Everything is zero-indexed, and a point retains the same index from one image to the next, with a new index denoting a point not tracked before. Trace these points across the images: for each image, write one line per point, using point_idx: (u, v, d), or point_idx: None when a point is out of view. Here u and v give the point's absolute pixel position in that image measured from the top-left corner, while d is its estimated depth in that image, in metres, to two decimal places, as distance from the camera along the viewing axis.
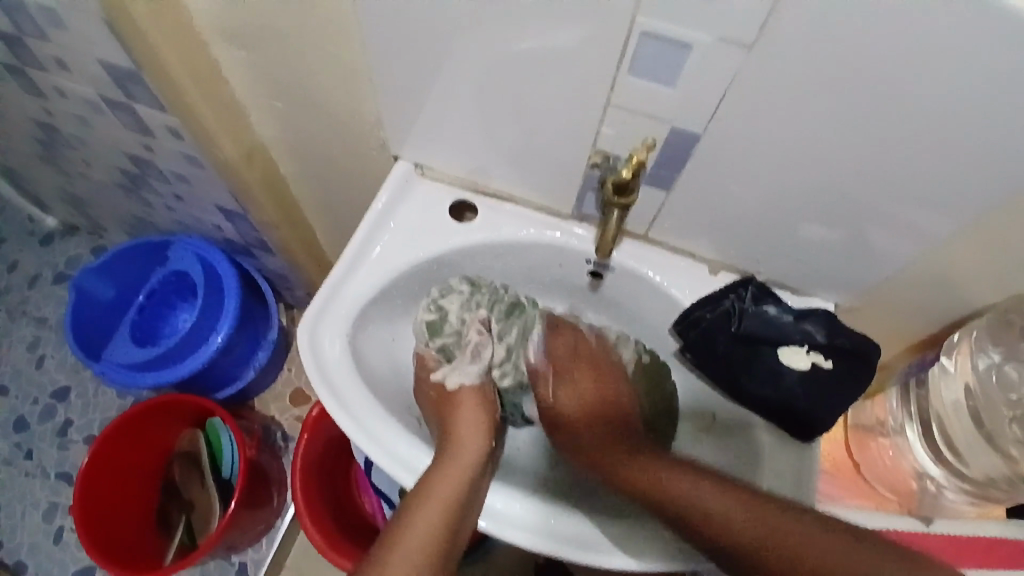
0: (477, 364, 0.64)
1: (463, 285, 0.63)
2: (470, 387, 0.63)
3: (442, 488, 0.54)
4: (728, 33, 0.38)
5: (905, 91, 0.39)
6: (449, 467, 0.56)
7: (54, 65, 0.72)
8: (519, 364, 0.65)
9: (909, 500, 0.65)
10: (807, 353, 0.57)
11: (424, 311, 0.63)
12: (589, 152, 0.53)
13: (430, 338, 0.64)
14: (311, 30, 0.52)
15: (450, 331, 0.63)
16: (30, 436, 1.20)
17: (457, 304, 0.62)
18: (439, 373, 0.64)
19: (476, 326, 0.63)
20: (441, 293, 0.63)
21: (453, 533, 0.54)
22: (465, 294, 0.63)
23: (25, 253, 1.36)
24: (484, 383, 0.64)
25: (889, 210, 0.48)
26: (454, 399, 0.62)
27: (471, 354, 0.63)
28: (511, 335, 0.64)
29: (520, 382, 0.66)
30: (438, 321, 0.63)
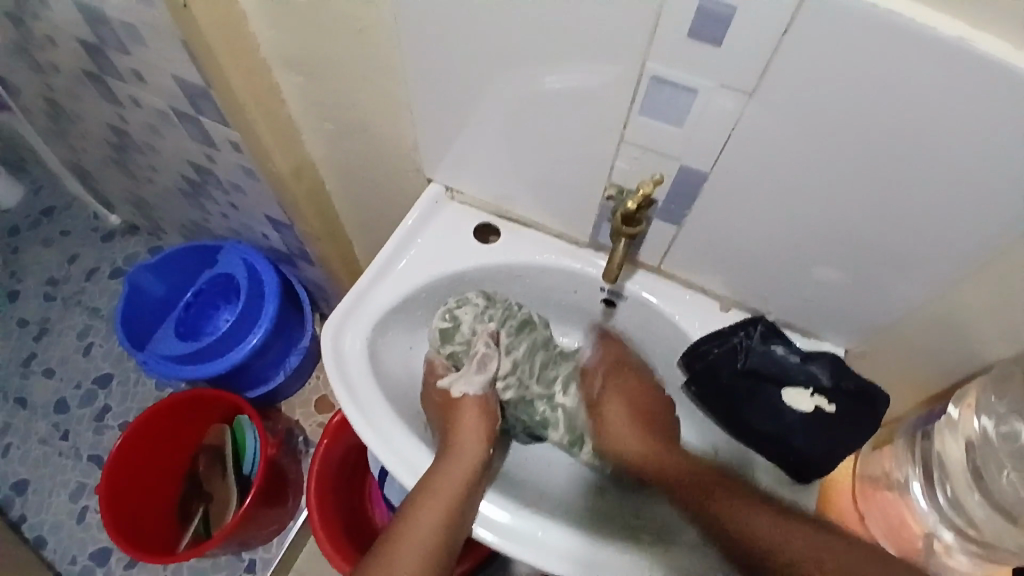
0: (483, 376, 0.66)
1: (478, 297, 0.67)
2: (473, 395, 0.66)
3: (441, 492, 0.58)
4: (730, 80, 0.41)
5: (901, 141, 0.40)
6: (449, 466, 0.60)
7: (135, 79, 0.81)
8: (522, 380, 0.68)
9: (910, 555, 0.62)
10: (810, 395, 0.57)
11: (440, 319, 0.67)
12: (606, 185, 0.56)
13: (442, 344, 0.67)
14: (359, 59, 0.57)
15: (460, 340, 0.67)
16: (69, 417, 1.29)
17: (471, 314, 0.66)
18: (445, 380, 0.66)
19: (487, 338, 0.66)
20: (457, 303, 0.67)
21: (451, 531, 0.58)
22: (478, 307, 0.67)
23: (87, 248, 1.47)
24: (488, 394, 0.67)
25: (893, 256, 0.49)
26: (458, 404, 0.65)
27: (479, 363, 0.66)
28: (518, 351, 0.67)
29: (522, 397, 0.68)
30: (451, 330, 0.66)
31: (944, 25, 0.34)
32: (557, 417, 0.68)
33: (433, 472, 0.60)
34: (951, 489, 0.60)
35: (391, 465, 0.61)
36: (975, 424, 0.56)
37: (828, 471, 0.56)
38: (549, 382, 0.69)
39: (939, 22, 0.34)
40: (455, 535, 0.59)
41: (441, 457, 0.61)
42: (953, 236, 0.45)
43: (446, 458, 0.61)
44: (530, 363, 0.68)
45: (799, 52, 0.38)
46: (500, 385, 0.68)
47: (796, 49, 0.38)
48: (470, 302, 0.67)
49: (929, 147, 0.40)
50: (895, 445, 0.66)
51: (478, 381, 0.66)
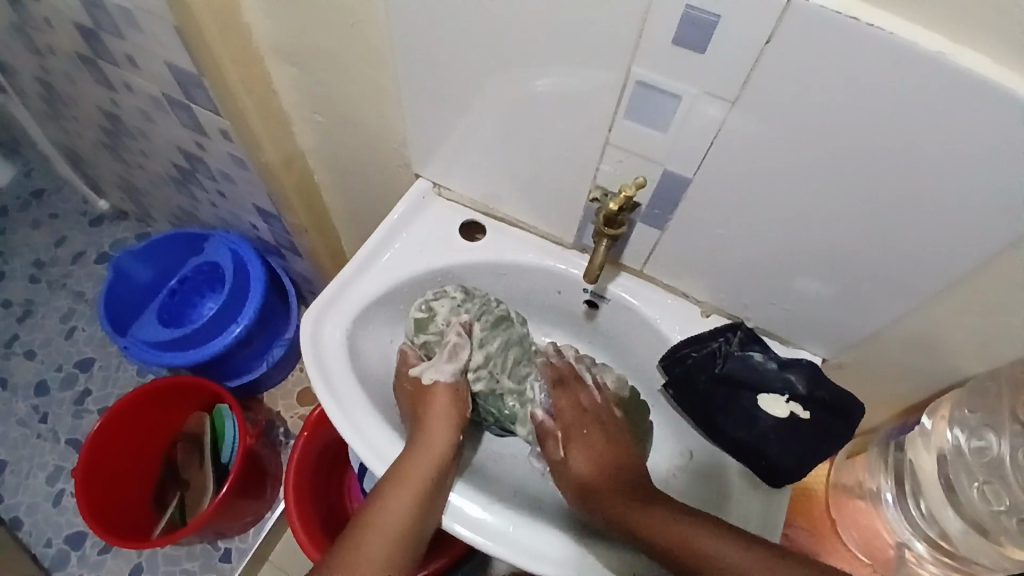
0: (452, 369, 0.65)
1: (455, 291, 0.67)
2: (444, 383, 0.65)
3: (410, 481, 0.58)
4: (714, 87, 0.42)
5: (877, 153, 0.41)
6: (417, 455, 0.59)
7: (127, 62, 0.81)
8: (494, 373, 0.67)
9: (884, 566, 0.66)
10: (786, 402, 0.58)
11: (416, 310, 0.66)
12: (590, 186, 0.57)
13: (415, 334, 0.67)
14: (350, 51, 0.57)
15: (434, 330, 0.66)
16: (49, 400, 1.27)
17: (448, 307, 0.66)
18: (417, 368, 0.66)
19: (460, 329, 0.65)
20: (434, 295, 0.67)
21: (421, 520, 0.58)
22: (455, 300, 0.66)
23: (75, 231, 1.46)
24: (458, 383, 0.66)
25: (866, 265, 0.50)
26: (428, 392, 0.65)
27: (450, 355, 0.66)
28: (490, 343, 0.66)
29: (492, 390, 0.67)
30: (425, 320, 0.66)
31: (924, 41, 0.35)
32: (526, 414, 0.67)
33: (402, 460, 0.59)
34: (926, 505, 0.61)
35: (363, 453, 0.61)
36: (948, 436, 0.57)
37: (799, 478, 0.55)
38: (521, 378, 0.68)
39: (919, 38, 0.35)
40: (425, 522, 0.58)
41: (410, 445, 0.60)
42: (926, 250, 0.46)
43: (415, 442, 0.60)
44: (504, 356, 0.67)
45: (781, 62, 0.38)
46: (472, 380, 0.67)
47: (778, 60, 0.38)
48: (450, 291, 0.67)
49: (905, 159, 0.41)
50: (868, 455, 0.67)
51: (446, 373, 0.65)
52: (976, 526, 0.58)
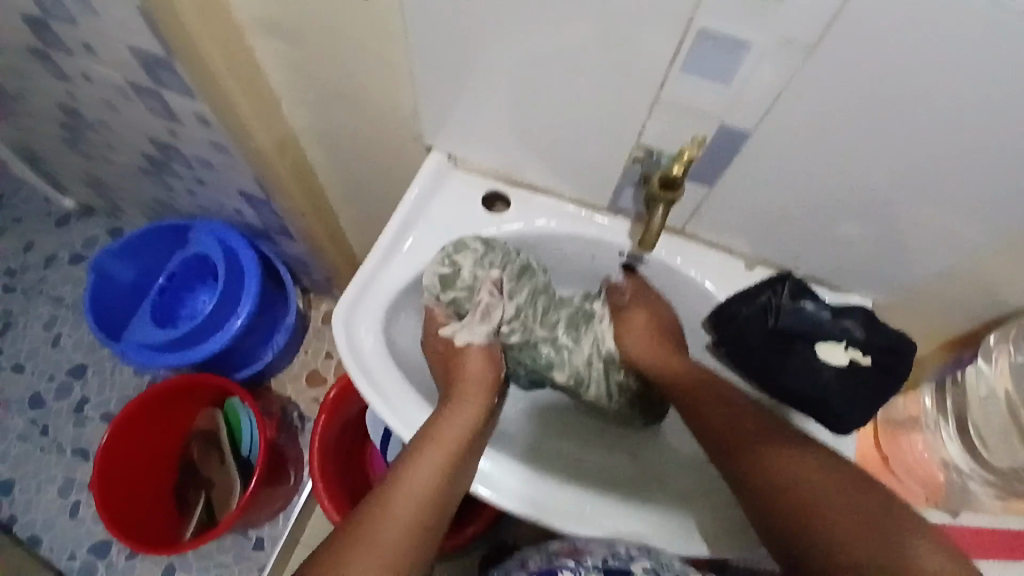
0: (488, 330, 0.64)
1: (475, 242, 0.61)
2: (479, 344, 0.64)
3: (447, 439, 0.55)
4: (792, 34, 0.38)
5: (962, 97, 0.38)
6: (455, 414, 0.57)
7: (79, 47, 0.72)
8: (527, 324, 0.66)
9: (934, 491, 0.66)
10: (845, 349, 0.56)
11: (435, 265, 0.60)
12: (630, 148, 0.53)
13: (439, 290, 0.61)
14: (348, 19, 0.51)
15: (461, 286, 0.61)
16: (47, 413, 1.22)
17: (470, 260, 0.60)
18: (449, 329, 0.63)
19: (493, 283, 0.62)
20: (452, 249, 0.60)
21: (454, 481, 0.54)
22: (478, 253, 0.61)
23: (43, 232, 1.37)
24: (491, 343, 0.65)
25: (929, 212, 0.48)
26: (460, 353, 0.63)
27: (483, 316, 0.64)
28: (521, 295, 0.64)
29: (527, 340, 0.66)
30: (451, 276, 0.60)
31: None
32: (562, 359, 0.67)
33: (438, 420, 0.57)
34: (981, 440, 0.62)
35: None
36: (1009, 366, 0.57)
37: (862, 425, 0.56)
38: (552, 325, 0.67)
39: None
40: (456, 484, 0.54)
41: (446, 405, 0.58)
42: (998, 194, 0.44)
43: (450, 403, 0.58)
44: (534, 305, 0.65)
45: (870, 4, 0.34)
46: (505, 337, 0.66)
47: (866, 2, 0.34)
48: (469, 240, 0.61)
49: (995, 102, 0.38)
50: (921, 390, 0.68)
51: (483, 334, 0.64)
52: None
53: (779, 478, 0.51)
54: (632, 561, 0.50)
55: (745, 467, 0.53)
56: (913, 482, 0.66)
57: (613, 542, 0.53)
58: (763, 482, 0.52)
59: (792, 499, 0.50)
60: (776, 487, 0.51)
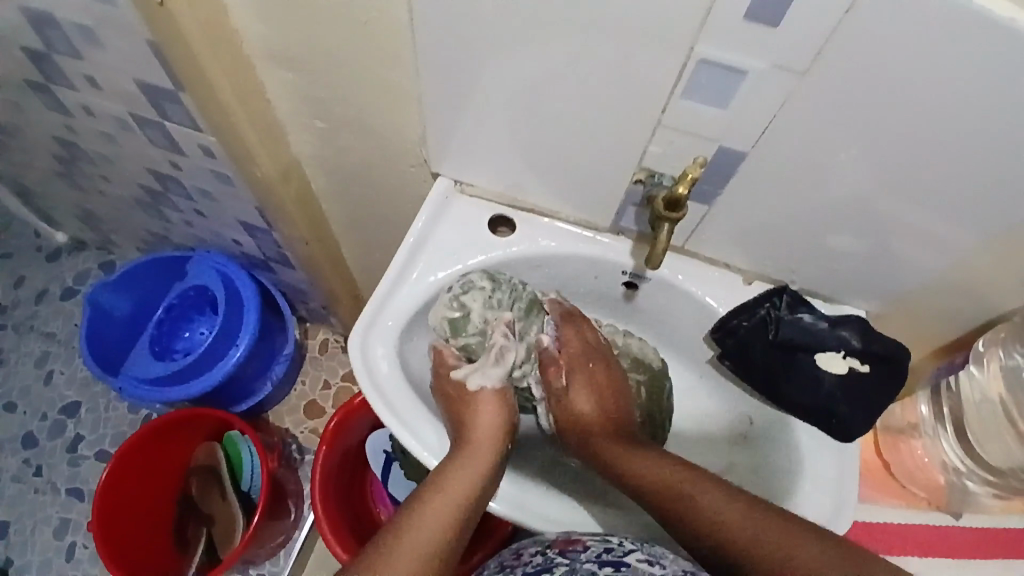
0: (502, 371, 0.64)
1: (483, 280, 0.62)
2: (491, 386, 0.64)
3: (451, 494, 0.54)
4: (786, 59, 0.41)
5: (944, 113, 0.41)
6: (461, 466, 0.57)
7: (84, 82, 0.74)
8: (536, 364, 0.67)
9: (934, 492, 0.72)
10: (843, 358, 0.59)
11: (444, 304, 0.62)
12: (634, 170, 0.55)
13: (450, 329, 0.63)
14: (360, 51, 0.53)
15: (473, 330, 0.63)
16: (40, 452, 1.20)
17: (480, 301, 0.62)
18: (460, 372, 0.63)
19: (501, 320, 0.63)
20: (460, 288, 0.62)
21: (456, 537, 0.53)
22: (486, 291, 0.62)
23: (34, 268, 1.37)
24: (505, 386, 0.65)
25: (917, 223, 0.50)
26: (473, 399, 0.63)
27: (496, 359, 0.64)
28: (530, 331, 0.65)
29: (536, 381, 0.67)
30: (461, 319, 0.62)
31: (998, 7, 0.35)
32: None
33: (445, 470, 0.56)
34: (976, 442, 0.67)
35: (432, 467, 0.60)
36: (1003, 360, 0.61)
37: (865, 427, 0.58)
38: None
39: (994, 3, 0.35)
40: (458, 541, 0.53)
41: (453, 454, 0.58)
42: (980, 203, 0.47)
43: (459, 453, 0.58)
44: (542, 347, 0.66)
45: (858, 31, 0.38)
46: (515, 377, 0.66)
47: (853, 28, 0.37)
48: (475, 275, 0.62)
49: (975, 117, 0.41)
50: (915, 396, 0.71)
51: (497, 376, 0.64)
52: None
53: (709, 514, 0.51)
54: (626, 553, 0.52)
55: (650, 481, 0.56)
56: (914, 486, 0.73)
57: (608, 535, 0.56)
58: (673, 492, 0.54)
59: (707, 519, 0.51)
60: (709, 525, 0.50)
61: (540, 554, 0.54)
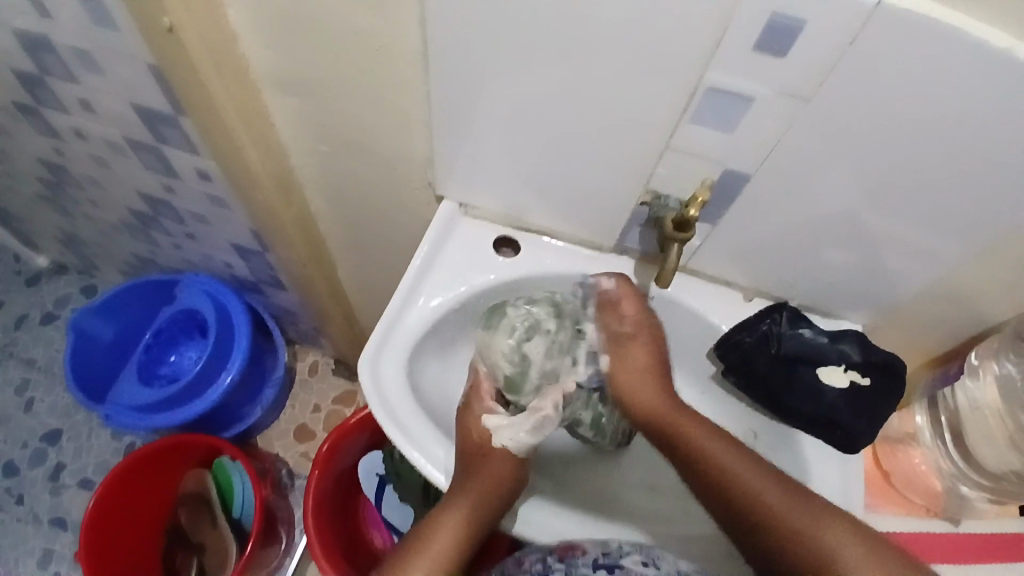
0: (533, 437, 0.62)
1: (549, 319, 0.62)
2: (514, 451, 0.62)
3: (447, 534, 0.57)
4: (790, 86, 0.43)
5: (940, 134, 0.43)
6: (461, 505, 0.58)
7: (78, 107, 0.73)
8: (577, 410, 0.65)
9: (930, 497, 0.71)
10: (844, 371, 0.61)
11: (507, 339, 0.61)
12: (640, 192, 0.57)
13: (508, 375, 0.62)
14: (371, 77, 0.54)
15: (528, 388, 0.62)
16: (20, 482, 1.16)
17: (543, 348, 0.62)
18: (493, 420, 0.62)
19: (559, 375, 0.64)
20: (528, 321, 0.62)
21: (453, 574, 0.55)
22: (550, 334, 0.62)
23: (12, 293, 1.33)
24: (524, 455, 0.63)
25: (911, 238, 0.53)
26: (492, 451, 0.60)
27: (535, 423, 0.62)
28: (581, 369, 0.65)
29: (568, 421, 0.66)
30: (518, 371, 0.62)
31: (990, 37, 0.37)
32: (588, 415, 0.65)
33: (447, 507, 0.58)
34: (966, 448, 0.69)
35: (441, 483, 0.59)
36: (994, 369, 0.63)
37: (869, 438, 0.60)
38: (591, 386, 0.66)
39: (988, 34, 0.37)
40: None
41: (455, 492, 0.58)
42: (973, 217, 0.49)
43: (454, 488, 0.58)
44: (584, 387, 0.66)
45: (859, 62, 0.40)
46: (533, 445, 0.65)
47: (855, 59, 0.40)
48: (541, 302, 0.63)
49: (970, 139, 0.43)
50: (912, 406, 0.73)
51: (528, 436, 0.62)
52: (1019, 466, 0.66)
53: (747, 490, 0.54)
54: (623, 557, 0.55)
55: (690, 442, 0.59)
56: (912, 493, 0.72)
57: (605, 540, 0.59)
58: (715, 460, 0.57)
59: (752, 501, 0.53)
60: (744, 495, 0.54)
61: (541, 562, 0.56)
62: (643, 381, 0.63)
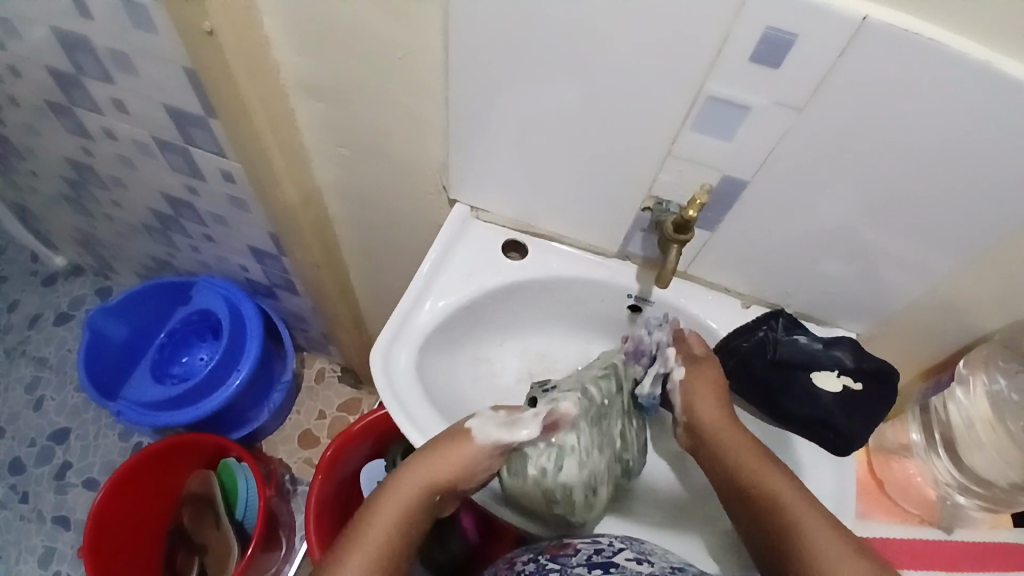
0: (503, 435, 0.57)
1: (570, 435, 0.59)
2: (484, 444, 0.57)
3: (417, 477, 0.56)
4: (782, 97, 0.46)
5: (926, 145, 0.46)
6: (434, 455, 0.56)
7: (112, 108, 0.77)
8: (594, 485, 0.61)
9: (926, 507, 0.74)
10: (837, 376, 0.63)
11: (538, 473, 0.58)
12: (643, 198, 0.60)
13: (541, 494, 0.59)
14: (393, 83, 0.58)
15: (559, 496, 0.59)
16: (27, 478, 1.18)
17: (574, 463, 0.59)
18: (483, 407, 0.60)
19: (596, 480, 0.60)
20: (553, 446, 0.59)
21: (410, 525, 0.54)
22: (579, 450, 0.59)
23: (28, 293, 1.37)
24: (485, 457, 0.57)
25: (900, 249, 0.55)
26: (462, 434, 0.57)
27: (507, 422, 0.58)
28: (645, 382, 0.66)
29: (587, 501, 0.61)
30: (550, 487, 0.59)
31: (966, 48, 0.40)
32: (600, 495, 0.61)
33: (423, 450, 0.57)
34: (957, 459, 0.70)
35: None
36: (984, 378, 0.65)
37: (863, 441, 0.62)
38: (622, 446, 0.63)
39: (966, 47, 0.40)
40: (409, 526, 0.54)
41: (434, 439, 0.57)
42: (960, 228, 0.52)
43: (431, 445, 0.57)
44: (608, 463, 0.62)
45: (846, 74, 0.43)
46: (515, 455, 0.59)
47: (841, 72, 0.43)
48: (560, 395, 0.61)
49: (953, 150, 0.46)
50: (904, 416, 0.75)
51: (496, 433, 0.57)
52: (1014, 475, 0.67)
53: (788, 517, 0.52)
54: (616, 553, 0.57)
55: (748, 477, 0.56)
56: (908, 503, 0.75)
57: (597, 537, 0.60)
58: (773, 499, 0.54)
59: (781, 528, 0.52)
60: (786, 524, 0.52)
61: (533, 561, 0.58)
62: (718, 422, 0.60)
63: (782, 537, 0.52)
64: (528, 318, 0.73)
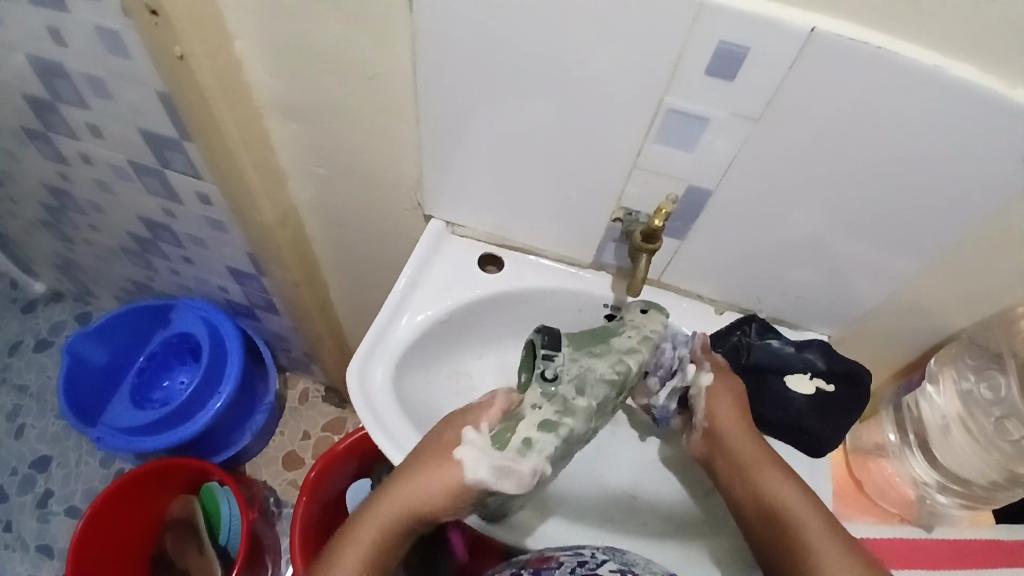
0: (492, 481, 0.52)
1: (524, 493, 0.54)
2: (465, 485, 0.53)
3: (397, 499, 0.55)
4: (740, 108, 0.47)
5: (881, 149, 0.48)
6: (414, 481, 0.54)
7: (87, 132, 0.77)
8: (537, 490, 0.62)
9: (904, 507, 0.74)
10: (810, 379, 0.64)
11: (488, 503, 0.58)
12: (612, 210, 0.61)
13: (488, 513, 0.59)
14: (366, 101, 0.58)
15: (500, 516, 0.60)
16: (7, 509, 1.15)
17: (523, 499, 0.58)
18: (467, 434, 0.54)
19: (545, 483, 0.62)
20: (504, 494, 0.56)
21: (392, 546, 0.55)
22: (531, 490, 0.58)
23: (8, 320, 1.35)
24: (464, 496, 0.53)
25: (863, 252, 0.57)
26: (444, 468, 0.53)
27: (503, 468, 0.52)
28: (660, 396, 0.63)
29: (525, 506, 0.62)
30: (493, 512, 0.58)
31: (911, 53, 0.42)
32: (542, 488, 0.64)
33: (405, 472, 0.55)
34: (933, 458, 0.71)
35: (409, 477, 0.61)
36: (950, 375, 0.67)
37: (834, 444, 0.63)
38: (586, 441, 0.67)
39: (911, 55, 0.42)
40: (391, 547, 0.55)
41: (416, 465, 0.55)
42: (921, 229, 0.53)
43: (414, 469, 0.55)
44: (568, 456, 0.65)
45: (802, 84, 0.45)
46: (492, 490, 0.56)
47: (799, 81, 0.44)
48: (547, 442, 0.54)
49: (905, 154, 0.47)
50: (880, 416, 0.76)
51: (486, 477, 0.52)
52: (988, 471, 0.68)
53: (802, 531, 0.54)
54: (601, 565, 0.57)
55: (764, 493, 0.57)
56: (887, 503, 0.75)
57: (580, 547, 0.59)
58: (785, 523, 0.55)
59: (796, 542, 0.54)
60: (803, 538, 0.54)
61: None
62: (738, 434, 0.60)
63: (794, 550, 0.54)
64: (508, 330, 0.73)
